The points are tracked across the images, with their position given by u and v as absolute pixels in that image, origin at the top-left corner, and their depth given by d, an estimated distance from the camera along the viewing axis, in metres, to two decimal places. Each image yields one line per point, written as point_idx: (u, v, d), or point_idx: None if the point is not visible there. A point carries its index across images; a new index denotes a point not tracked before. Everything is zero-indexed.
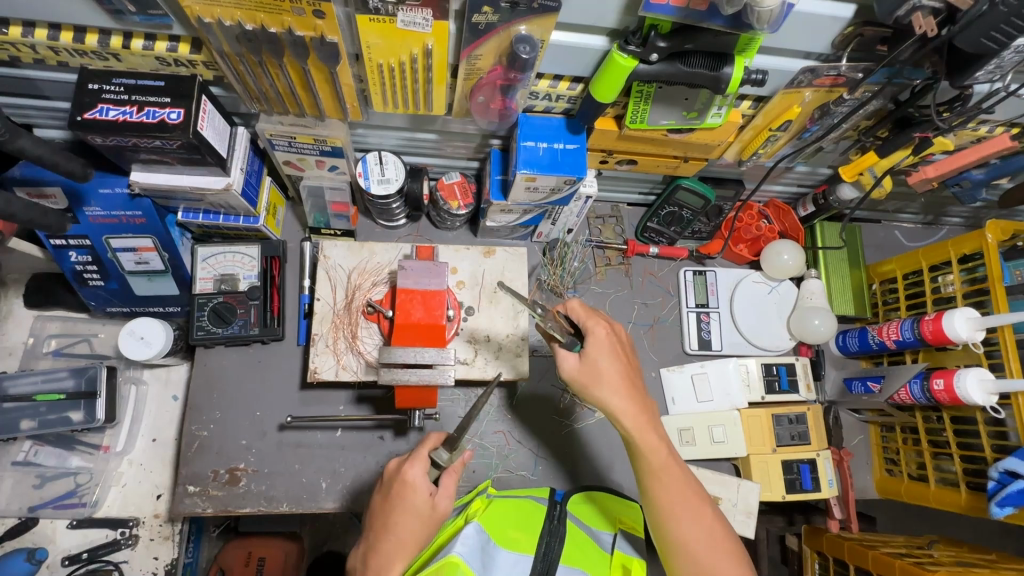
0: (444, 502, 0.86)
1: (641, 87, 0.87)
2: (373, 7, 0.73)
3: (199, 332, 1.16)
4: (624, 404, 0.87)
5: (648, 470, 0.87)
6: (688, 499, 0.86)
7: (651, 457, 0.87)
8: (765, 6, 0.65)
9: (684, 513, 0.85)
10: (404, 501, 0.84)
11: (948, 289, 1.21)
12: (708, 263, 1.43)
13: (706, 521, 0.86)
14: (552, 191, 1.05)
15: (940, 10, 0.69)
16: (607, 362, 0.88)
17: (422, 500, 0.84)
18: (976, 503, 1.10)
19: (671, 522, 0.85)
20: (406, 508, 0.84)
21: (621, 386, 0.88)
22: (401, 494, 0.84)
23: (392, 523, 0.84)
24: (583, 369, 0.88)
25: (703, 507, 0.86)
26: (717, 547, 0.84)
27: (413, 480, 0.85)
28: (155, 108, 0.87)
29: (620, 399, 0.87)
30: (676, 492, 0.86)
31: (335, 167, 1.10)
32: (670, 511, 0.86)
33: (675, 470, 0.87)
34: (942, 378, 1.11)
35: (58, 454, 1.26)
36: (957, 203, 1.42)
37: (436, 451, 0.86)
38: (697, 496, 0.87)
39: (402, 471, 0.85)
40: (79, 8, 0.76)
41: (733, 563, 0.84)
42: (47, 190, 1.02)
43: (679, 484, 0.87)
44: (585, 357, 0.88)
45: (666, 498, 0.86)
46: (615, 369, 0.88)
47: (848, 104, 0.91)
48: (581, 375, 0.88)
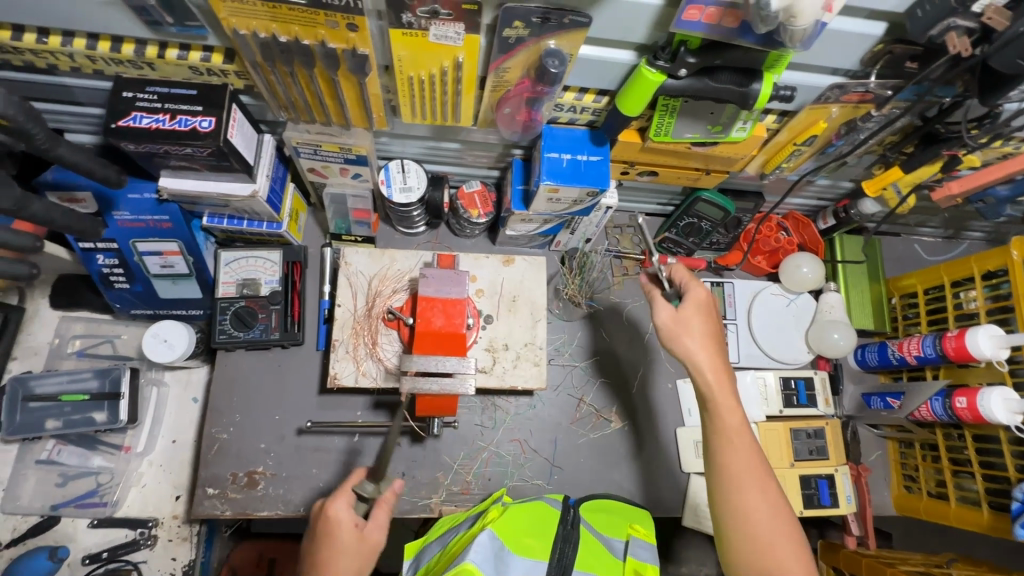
0: (374, 534, 0.88)
1: (667, 101, 0.88)
2: (406, 21, 0.74)
3: (221, 335, 1.17)
4: (706, 359, 0.93)
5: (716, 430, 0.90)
6: (755, 471, 0.86)
7: (721, 419, 0.90)
8: (798, 26, 0.63)
9: (750, 481, 0.85)
10: (331, 538, 0.86)
11: (971, 305, 1.19)
12: (726, 274, 1.43)
13: (771, 495, 0.85)
14: (574, 202, 1.06)
15: (975, 29, 0.69)
16: (699, 321, 0.95)
17: (348, 535, 0.86)
18: (998, 524, 1.09)
19: (734, 488, 0.85)
20: (335, 542, 0.86)
21: (711, 345, 0.94)
22: (326, 533, 0.86)
23: (324, 558, 0.84)
24: (674, 320, 0.96)
25: (768, 481, 0.86)
26: (776, 520, 0.84)
27: (337, 516, 0.87)
28: (187, 116, 0.88)
29: (704, 357, 0.93)
30: (744, 456, 0.87)
31: (358, 175, 1.12)
32: (737, 475, 0.86)
33: (745, 436, 0.88)
34: (965, 396, 1.10)
35: (80, 453, 1.28)
36: (979, 218, 1.41)
37: (361, 484, 0.90)
38: (763, 470, 0.87)
39: (327, 507, 0.88)
40: (118, 20, 0.78)
41: (790, 542, 0.83)
42: (77, 194, 1.04)
43: (747, 451, 0.88)
44: (677, 314, 0.96)
45: (728, 459, 0.87)
46: (705, 334, 0.94)
47: (875, 120, 0.91)
48: (675, 328, 0.95)
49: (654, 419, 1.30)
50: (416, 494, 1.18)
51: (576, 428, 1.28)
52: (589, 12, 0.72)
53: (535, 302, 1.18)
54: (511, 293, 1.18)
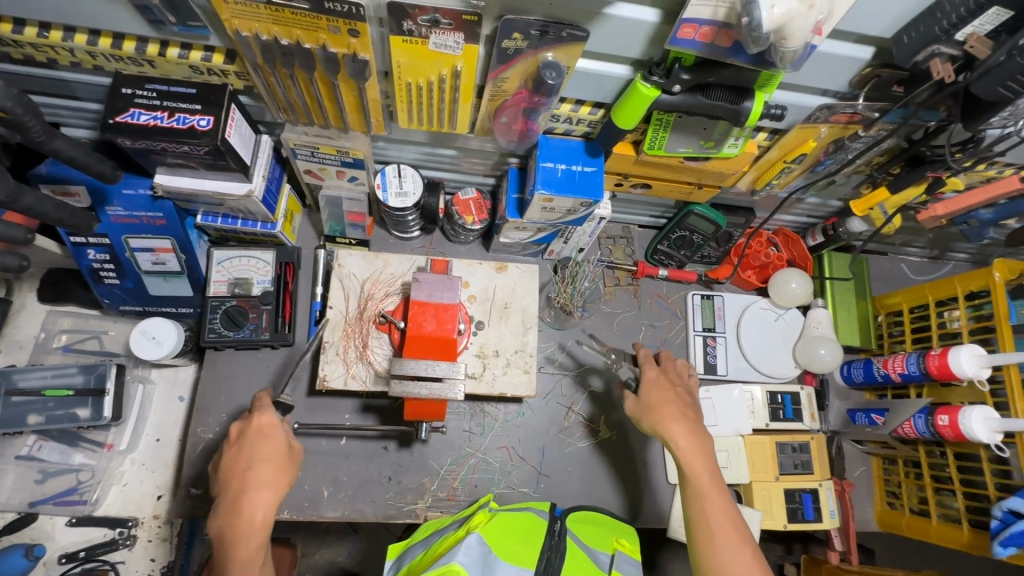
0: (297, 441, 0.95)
1: (661, 116, 0.89)
2: (406, 29, 0.75)
3: (210, 334, 1.16)
4: (676, 432, 0.94)
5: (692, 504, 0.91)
6: (731, 540, 0.86)
7: (694, 487, 0.91)
8: (789, 47, 0.65)
9: (727, 548, 0.85)
10: (263, 445, 0.90)
11: (954, 324, 1.22)
12: (716, 288, 1.44)
13: (746, 559, 0.84)
14: (568, 212, 1.07)
15: (958, 57, 0.71)
16: (668, 397, 0.98)
17: (281, 439, 0.91)
18: (977, 542, 1.11)
19: (713, 554, 0.85)
20: (268, 447, 0.90)
21: (679, 418, 0.96)
22: (260, 439, 0.90)
23: (261, 465, 0.88)
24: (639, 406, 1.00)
25: (743, 547, 0.85)
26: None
27: (269, 426, 0.92)
28: (186, 114, 0.89)
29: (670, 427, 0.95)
30: (716, 525, 0.87)
31: (354, 178, 1.12)
32: (711, 546, 0.86)
33: (719, 502, 0.89)
34: (947, 414, 1.12)
35: (61, 450, 1.25)
36: (964, 240, 1.44)
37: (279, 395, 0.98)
38: (738, 537, 0.86)
39: (258, 418, 0.91)
40: (120, 18, 0.78)
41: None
42: (71, 188, 1.03)
43: (721, 515, 0.88)
44: (646, 395, 1.00)
45: (706, 533, 0.87)
46: (677, 408, 0.97)
47: (863, 141, 0.93)
48: (645, 407, 0.99)
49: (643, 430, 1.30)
50: (401, 499, 1.18)
51: (564, 437, 1.28)
52: (586, 26, 0.74)
53: (526, 310, 1.18)
54: (503, 300, 1.18)
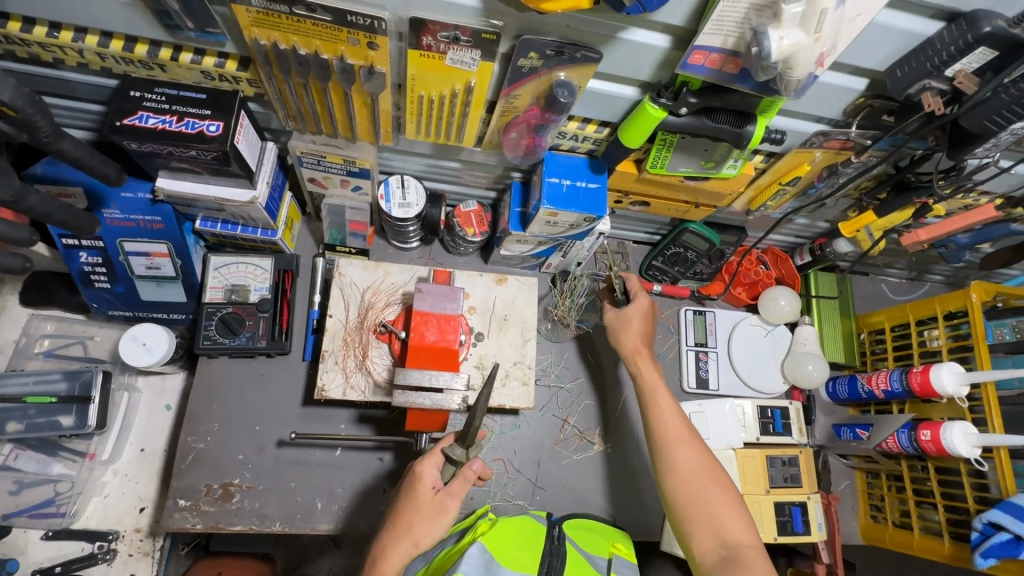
0: (447, 503, 0.87)
1: (665, 136, 0.92)
2: (426, 44, 0.77)
3: (205, 341, 1.14)
4: (637, 352, 1.12)
5: (649, 409, 1.04)
6: (681, 437, 1.00)
7: (650, 397, 1.06)
8: (794, 76, 0.69)
9: (677, 441, 1.00)
10: (411, 492, 0.88)
11: (934, 343, 1.27)
12: (708, 303, 1.48)
13: (695, 449, 0.99)
14: (570, 226, 1.10)
15: (947, 91, 0.76)
16: (636, 323, 1.15)
17: (424, 495, 0.87)
18: (958, 553, 1.14)
19: (667, 445, 1.00)
20: (413, 498, 0.88)
21: (641, 343, 1.13)
22: (410, 485, 0.89)
23: (404, 514, 0.87)
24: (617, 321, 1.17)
25: (692, 442, 1.00)
26: (706, 476, 0.96)
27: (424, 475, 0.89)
28: (195, 119, 0.88)
29: (635, 345, 1.13)
30: (666, 425, 1.01)
31: (358, 187, 1.13)
32: (665, 441, 1.00)
33: (671, 406, 1.04)
34: (929, 429, 1.16)
35: (40, 459, 1.20)
36: (941, 262, 1.51)
37: (451, 447, 0.89)
38: (687, 434, 1.00)
39: (417, 464, 0.89)
40: (135, 21, 0.78)
41: (720, 492, 0.95)
42: (68, 189, 1.01)
43: (673, 414, 1.03)
44: (623, 316, 1.16)
45: (658, 433, 1.01)
46: (640, 333, 1.15)
47: (854, 166, 0.97)
48: (616, 327, 1.16)
49: (637, 441, 1.32)
50: None
51: (559, 449, 1.28)
52: (599, 48, 0.77)
53: (525, 322, 1.19)
54: (503, 312, 1.19)
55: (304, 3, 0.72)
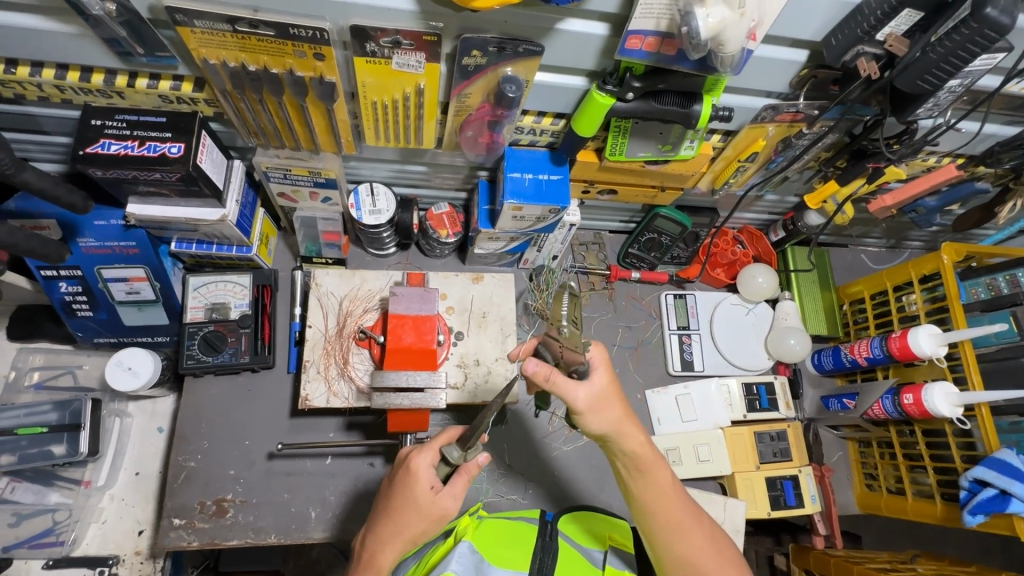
0: (447, 502, 0.84)
1: (618, 123, 0.94)
2: (370, 50, 0.78)
3: (189, 361, 1.16)
4: (626, 430, 0.82)
5: (649, 493, 0.85)
6: (688, 521, 0.85)
7: (653, 478, 0.85)
8: (727, 52, 0.70)
9: (690, 525, 0.85)
10: (408, 491, 0.83)
11: (912, 308, 1.28)
12: (688, 287, 1.49)
13: (707, 530, 0.87)
14: (538, 220, 1.11)
15: (881, 55, 0.78)
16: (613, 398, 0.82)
17: (422, 494, 0.83)
18: (950, 514, 1.15)
19: (679, 535, 0.85)
20: (410, 496, 0.83)
21: (629, 420, 0.82)
22: (406, 484, 0.84)
23: (401, 510, 0.84)
24: (593, 401, 0.80)
25: (703, 523, 0.86)
26: (722, 556, 0.86)
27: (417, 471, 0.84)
28: (156, 142, 0.90)
29: (629, 427, 0.82)
30: (675, 510, 0.85)
31: (328, 199, 1.15)
32: (675, 528, 0.85)
33: (675, 488, 0.86)
34: (911, 393, 1.16)
35: (37, 490, 1.22)
36: (915, 228, 1.52)
37: (448, 446, 0.84)
38: (696, 517, 0.86)
39: (409, 458, 0.85)
40: (88, 52, 0.80)
41: (735, 573, 0.85)
42: (41, 221, 1.03)
43: (679, 501, 0.86)
44: (599, 393, 0.80)
45: (666, 521, 0.85)
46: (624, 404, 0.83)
47: (808, 138, 0.99)
48: (595, 408, 0.80)
49: None
50: None
51: (550, 441, 1.29)
52: (541, 41, 0.78)
53: (504, 318, 1.20)
54: (481, 309, 1.21)
55: (246, 20, 0.74)
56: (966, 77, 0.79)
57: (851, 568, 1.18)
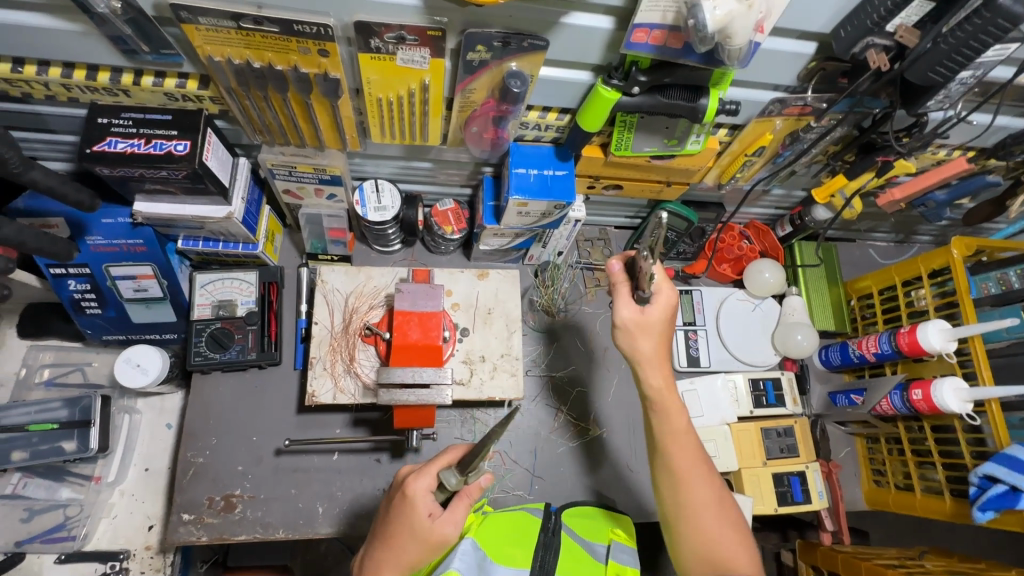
0: (446, 528, 0.82)
1: (624, 117, 0.94)
2: (374, 46, 0.78)
3: (196, 357, 1.17)
4: (649, 363, 0.89)
5: (663, 434, 0.90)
6: (696, 469, 0.88)
7: (667, 420, 0.89)
8: (735, 45, 0.70)
9: (697, 475, 0.88)
10: (405, 518, 0.82)
11: (921, 303, 1.26)
12: (694, 282, 1.48)
13: (715, 485, 0.88)
14: (543, 216, 1.11)
15: (891, 47, 0.77)
16: (657, 328, 0.88)
17: (419, 520, 0.82)
18: (960, 509, 1.13)
19: (684, 483, 0.87)
20: (407, 521, 0.82)
21: (659, 354, 0.89)
22: (403, 510, 0.83)
23: (397, 538, 0.82)
24: (628, 332, 0.83)
25: (710, 475, 0.89)
26: (723, 514, 0.87)
27: (416, 496, 0.83)
28: (163, 140, 0.90)
29: (654, 364, 0.89)
30: (686, 458, 0.88)
31: (333, 196, 1.15)
32: (686, 474, 0.88)
33: (691, 435, 0.90)
34: (920, 388, 1.15)
35: (48, 486, 1.24)
36: (925, 222, 1.50)
37: (445, 471, 0.83)
38: (705, 467, 0.89)
39: (407, 483, 0.84)
40: (94, 51, 0.80)
41: (734, 531, 0.87)
42: (50, 220, 1.04)
43: (693, 449, 0.89)
44: (649, 317, 0.88)
45: (676, 467, 0.88)
46: (660, 340, 0.89)
47: (816, 131, 0.98)
48: (637, 329, 0.88)
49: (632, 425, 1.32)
50: None
51: (555, 437, 1.29)
52: (546, 35, 0.78)
53: (509, 314, 1.20)
54: (487, 305, 1.21)
55: (250, 17, 0.74)
56: (978, 68, 0.78)
57: (860, 565, 1.17)
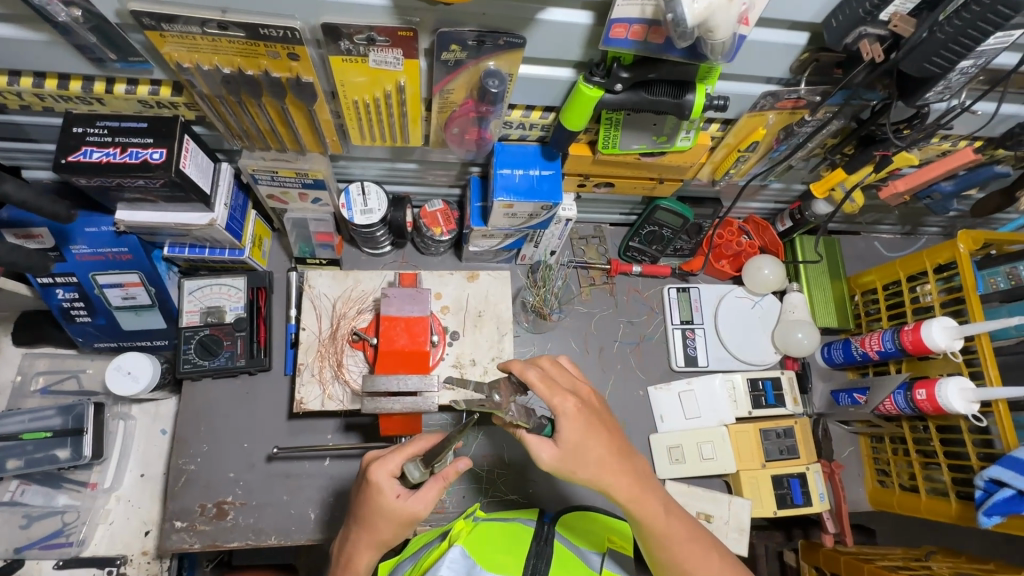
0: (416, 507, 0.81)
1: (609, 115, 0.90)
2: (345, 48, 0.76)
3: (186, 365, 1.16)
4: (608, 474, 0.80)
5: (651, 540, 0.84)
6: (697, 554, 0.84)
7: (652, 525, 0.82)
8: (717, 39, 0.66)
9: (697, 563, 0.83)
10: (373, 502, 0.82)
11: (926, 298, 1.22)
12: (692, 280, 1.45)
13: (716, 564, 0.84)
14: (530, 216, 1.08)
15: (885, 37, 0.73)
16: (588, 442, 0.79)
17: (388, 503, 0.81)
18: (966, 513, 1.10)
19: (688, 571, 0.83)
20: (376, 505, 0.82)
21: (609, 464, 0.80)
22: (371, 495, 0.83)
23: (370, 519, 0.83)
24: (563, 454, 0.79)
25: (710, 554, 0.85)
26: None
27: (379, 484, 0.82)
28: (138, 148, 0.89)
29: (608, 476, 0.80)
30: (676, 550, 0.83)
31: (318, 199, 1.13)
32: (689, 559, 0.83)
33: (676, 526, 0.84)
34: (924, 388, 1.12)
35: (46, 492, 1.25)
36: (932, 213, 1.45)
37: (407, 462, 0.81)
38: (703, 547, 0.85)
39: (368, 471, 0.83)
40: (62, 59, 0.79)
41: None
42: (33, 230, 1.03)
43: (685, 540, 0.84)
44: (572, 441, 0.79)
45: (678, 557, 0.83)
46: (597, 445, 0.80)
47: (811, 125, 0.94)
48: (573, 461, 0.79)
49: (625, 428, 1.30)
50: None
51: None
52: (522, 33, 0.75)
53: (500, 316, 1.18)
54: (477, 308, 1.18)
55: (215, 21, 0.71)
56: (979, 57, 0.74)
57: (862, 567, 1.13)
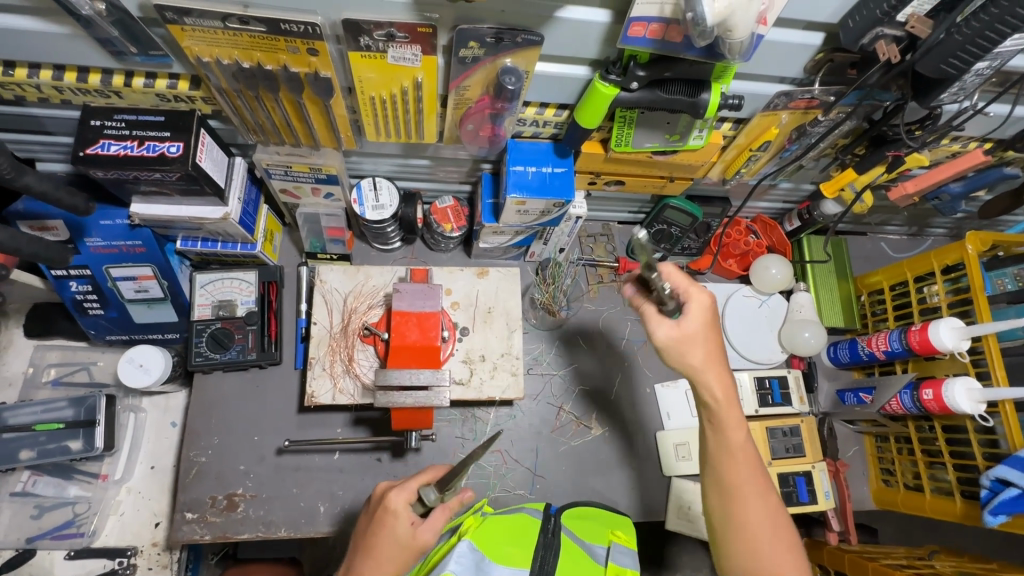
0: (426, 536, 0.82)
1: (624, 113, 0.91)
2: (364, 44, 0.76)
3: (198, 357, 1.17)
4: (706, 375, 0.85)
5: (715, 448, 0.86)
6: (759, 485, 0.85)
7: (728, 435, 0.85)
8: (736, 39, 0.67)
9: (749, 490, 0.84)
10: (386, 529, 0.82)
11: (933, 299, 1.23)
12: (699, 279, 1.46)
13: (771, 505, 0.85)
14: (542, 214, 1.09)
15: (902, 38, 0.74)
16: (700, 338, 0.84)
17: (402, 529, 0.81)
18: (970, 512, 1.11)
19: (734, 497, 0.84)
20: (387, 532, 0.82)
21: (713, 360, 0.85)
22: (384, 522, 0.82)
23: (377, 545, 0.81)
24: (679, 336, 0.84)
25: (767, 493, 0.85)
26: (781, 532, 0.84)
27: (393, 508, 0.83)
28: (155, 142, 0.89)
29: (711, 374, 0.85)
30: (747, 468, 0.85)
31: (330, 194, 1.14)
32: (748, 485, 0.84)
33: (745, 451, 0.85)
34: (931, 388, 1.12)
35: (56, 483, 1.26)
36: (939, 214, 1.46)
37: (424, 487, 0.82)
38: (765, 485, 0.85)
39: (385, 498, 0.83)
40: (81, 52, 0.79)
41: (785, 550, 0.83)
42: (48, 222, 1.04)
43: (750, 467, 0.85)
44: (691, 327, 0.84)
45: (739, 479, 0.84)
46: (708, 348, 0.85)
47: (823, 125, 0.95)
48: (683, 345, 0.84)
49: (634, 426, 1.30)
50: None
51: (557, 436, 1.27)
52: (540, 30, 0.75)
53: (510, 312, 1.18)
54: (487, 304, 1.19)
55: (236, 17, 0.72)
56: (995, 58, 0.74)
57: (867, 566, 1.14)
